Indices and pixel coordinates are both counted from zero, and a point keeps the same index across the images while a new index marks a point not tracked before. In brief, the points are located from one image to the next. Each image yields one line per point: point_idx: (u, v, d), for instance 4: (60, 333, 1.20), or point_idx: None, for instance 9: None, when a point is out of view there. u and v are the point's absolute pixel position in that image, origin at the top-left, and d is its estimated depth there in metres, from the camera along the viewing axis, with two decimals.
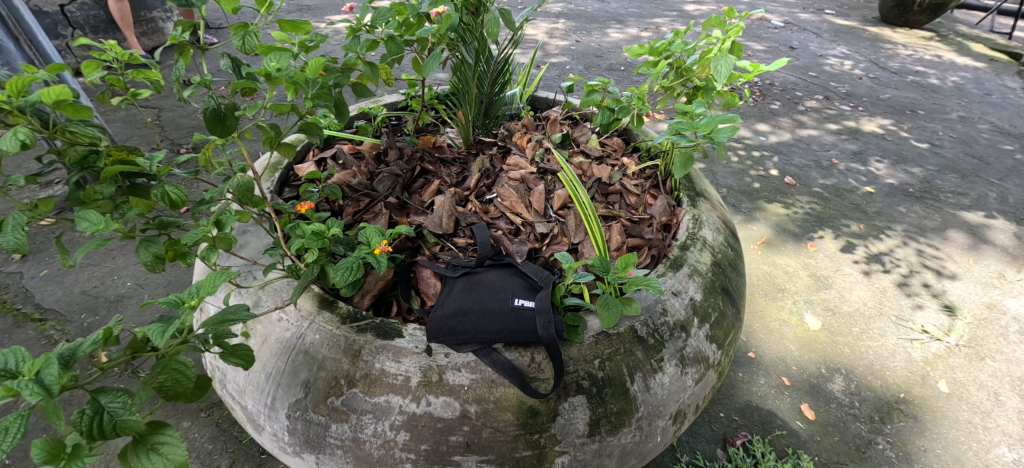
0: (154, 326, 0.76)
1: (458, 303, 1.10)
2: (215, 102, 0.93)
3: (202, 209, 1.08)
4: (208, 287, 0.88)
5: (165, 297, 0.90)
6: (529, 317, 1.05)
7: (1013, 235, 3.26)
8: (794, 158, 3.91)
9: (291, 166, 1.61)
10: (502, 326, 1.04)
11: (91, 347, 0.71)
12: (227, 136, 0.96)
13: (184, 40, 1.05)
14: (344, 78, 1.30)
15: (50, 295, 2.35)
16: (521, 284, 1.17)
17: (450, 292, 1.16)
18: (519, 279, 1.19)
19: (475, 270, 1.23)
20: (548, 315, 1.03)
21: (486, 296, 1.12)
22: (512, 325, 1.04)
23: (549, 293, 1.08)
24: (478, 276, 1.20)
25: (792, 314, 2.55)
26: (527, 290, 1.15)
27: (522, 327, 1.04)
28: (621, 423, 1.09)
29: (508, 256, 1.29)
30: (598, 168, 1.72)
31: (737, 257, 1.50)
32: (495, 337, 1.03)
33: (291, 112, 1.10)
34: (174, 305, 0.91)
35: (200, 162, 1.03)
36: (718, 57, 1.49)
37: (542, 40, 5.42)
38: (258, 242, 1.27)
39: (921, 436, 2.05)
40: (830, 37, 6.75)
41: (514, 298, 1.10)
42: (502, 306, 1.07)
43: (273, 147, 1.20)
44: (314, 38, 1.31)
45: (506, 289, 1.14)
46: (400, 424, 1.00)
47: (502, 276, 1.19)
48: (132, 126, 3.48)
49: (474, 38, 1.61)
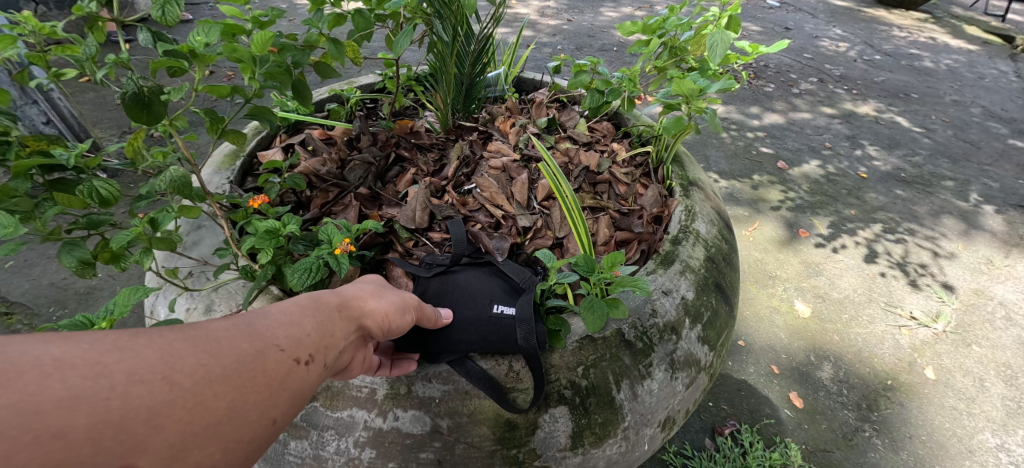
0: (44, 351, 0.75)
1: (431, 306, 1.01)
2: (136, 85, 0.79)
3: (138, 206, 0.97)
4: (122, 307, 0.80)
5: (67, 321, 0.78)
6: (508, 323, 0.96)
7: (1002, 221, 3.23)
8: (788, 141, 3.83)
9: (255, 152, 1.49)
10: (478, 334, 0.94)
11: None
12: (154, 124, 0.83)
13: (94, 13, 0.89)
14: (303, 56, 1.15)
15: (17, 287, 2.22)
16: (500, 287, 1.06)
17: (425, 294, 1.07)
18: (498, 281, 1.09)
19: (450, 266, 1.12)
20: (528, 320, 0.93)
21: (461, 299, 1.02)
22: (488, 332, 0.95)
23: (531, 299, 0.97)
24: (456, 273, 1.11)
25: (782, 301, 2.50)
26: (506, 294, 1.05)
27: (499, 337, 0.94)
28: (606, 435, 1.01)
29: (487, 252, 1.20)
30: (586, 156, 1.62)
31: (732, 252, 1.41)
32: (470, 344, 0.94)
33: (232, 95, 0.96)
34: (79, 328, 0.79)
35: (127, 152, 0.91)
36: (713, 33, 1.37)
37: (531, 18, 5.22)
38: (212, 239, 1.16)
39: (907, 423, 2.02)
40: (826, 18, 6.61)
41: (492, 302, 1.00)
42: (477, 311, 0.98)
43: (218, 135, 1.06)
44: (269, 13, 1.17)
45: (484, 290, 1.04)
46: (364, 440, 0.92)
47: (478, 278, 1.09)
48: (101, 108, 3.29)
49: (451, 13, 1.46)
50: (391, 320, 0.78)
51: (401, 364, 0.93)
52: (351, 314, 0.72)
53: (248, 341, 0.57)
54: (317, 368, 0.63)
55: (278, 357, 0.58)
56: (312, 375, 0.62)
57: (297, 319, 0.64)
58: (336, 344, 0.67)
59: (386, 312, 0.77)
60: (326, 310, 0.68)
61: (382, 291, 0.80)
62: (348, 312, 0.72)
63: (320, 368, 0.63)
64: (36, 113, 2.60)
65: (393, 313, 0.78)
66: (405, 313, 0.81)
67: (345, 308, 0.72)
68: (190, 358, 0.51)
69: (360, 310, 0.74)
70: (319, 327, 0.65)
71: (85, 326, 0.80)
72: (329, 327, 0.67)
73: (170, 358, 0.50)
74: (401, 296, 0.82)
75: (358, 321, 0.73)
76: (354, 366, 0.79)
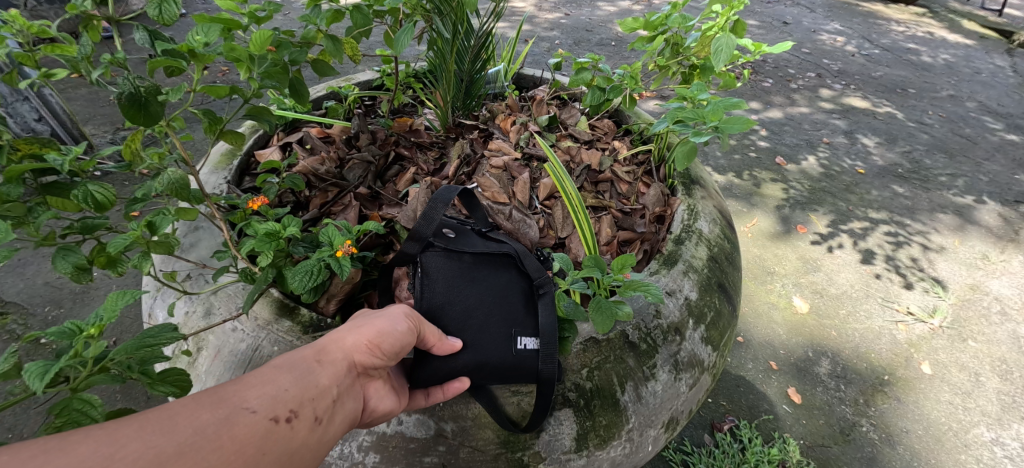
0: (36, 364, 0.62)
1: (442, 313, 0.93)
2: (132, 85, 0.77)
3: (133, 208, 0.95)
4: (111, 311, 0.74)
5: (56, 328, 0.73)
6: (529, 358, 0.91)
7: (998, 216, 3.24)
8: (785, 137, 3.82)
9: (252, 151, 1.48)
10: (495, 364, 0.90)
11: None
12: (151, 124, 0.81)
13: (88, 11, 0.87)
14: (301, 54, 1.13)
15: (10, 287, 2.19)
16: (521, 298, 0.97)
17: (434, 289, 0.95)
18: (520, 287, 0.98)
19: (465, 262, 0.99)
20: (553, 359, 0.88)
21: (479, 314, 0.94)
22: (506, 366, 0.91)
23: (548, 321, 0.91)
24: (474, 267, 0.99)
25: (780, 297, 2.50)
26: (527, 309, 0.96)
27: (518, 370, 0.91)
28: (610, 437, 1.00)
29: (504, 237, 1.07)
30: (587, 154, 1.61)
31: (734, 251, 1.40)
32: (489, 377, 0.91)
33: (231, 96, 0.93)
34: (70, 335, 0.74)
35: (124, 154, 0.89)
36: (718, 36, 1.35)
37: (530, 13, 5.19)
38: (210, 241, 1.14)
39: (903, 418, 2.03)
40: (824, 12, 6.58)
41: (506, 324, 0.93)
42: (497, 340, 0.92)
43: (216, 136, 1.04)
44: (265, 8, 1.14)
45: (506, 304, 0.96)
46: (368, 444, 0.91)
47: (496, 283, 0.98)
48: (95, 104, 3.26)
49: (450, 10, 1.45)
50: (384, 351, 0.76)
51: (451, 384, 0.89)
52: (331, 359, 0.72)
53: (213, 410, 0.58)
54: (302, 422, 0.63)
55: (251, 420, 0.59)
56: (297, 431, 0.62)
57: (270, 378, 0.64)
58: (321, 394, 0.68)
59: (371, 344, 0.75)
60: (302, 363, 0.69)
61: (367, 320, 0.78)
62: (328, 357, 0.72)
63: (307, 422, 0.64)
64: (29, 109, 2.57)
65: (385, 341, 0.76)
66: (399, 325, 0.78)
67: (323, 353, 0.72)
68: (135, 442, 0.51)
69: (341, 351, 0.73)
70: (296, 382, 0.66)
71: (75, 333, 0.75)
72: (310, 379, 0.67)
73: (113, 449, 0.50)
74: (392, 315, 0.79)
75: (342, 362, 0.72)
76: (372, 402, 0.79)
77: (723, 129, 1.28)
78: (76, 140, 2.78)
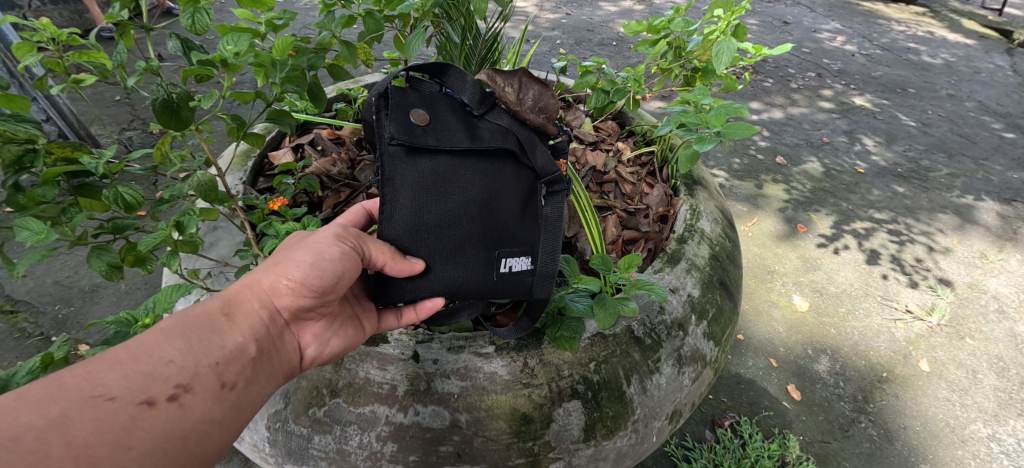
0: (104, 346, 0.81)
1: (413, 234, 0.87)
2: (166, 91, 0.81)
3: (158, 209, 1.00)
4: (166, 302, 0.85)
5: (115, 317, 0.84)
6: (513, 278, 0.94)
7: (996, 216, 3.28)
8: (786, 137, 3.86)
9: (265, 153, 1.52)
10: (474, 288, 0.92)
11: (28, 377, 0.71)
12: (181, 129, 0.86)
13: (123, 20, 0.91)
14: (319, 60, 1.16)
15: (22, 286, 2.23)
16: (509, 212, 0.94)
17: (400, 203, 0.87)
18: (508, 197, 0.94)
19: (445, 159, 0.90)
20: (548, 284, 0.96)
21: (460, 229, 0.89)
22: (485, 292, 0.93)
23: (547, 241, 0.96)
24: (449, 172, 0.89)
25: (780, 296, 2.54)
26: (517, 218, 0.95)
27: (495, 291, 0.94)
28: (616, 428, 1.05)
29: (504, 118, 0.98)
30: (593, 155, 1.66)
31: (735, 249, 1.45)
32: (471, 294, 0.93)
33: (256, 101, 0.97)
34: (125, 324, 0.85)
35: (155, 157, 0.93)
36: (720, 40, 1.39)
37: (532, 13, 5.21)
38: (229, 240, 1.19)
39: (902, 414, 2.07)
40: (824, 12, 6.61)
41: (485, 243, 0.91)
42: (478, 264, 0.91)
43: (239, 138, 1.09)
44: (282, 16, 1.18)
45: (487, 215, 0.91)
46: (387, 434, 0.96)
47: (481, 185, 0.91)
48: (101, 105, 3.29)
49: (460, 15, 1.48)
50: (309, 290, 0.80)
51: (424, 305, 0.92)
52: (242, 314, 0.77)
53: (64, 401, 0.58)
54: (189, 396, 0.66)
55: (112, 408, 0.59)
56: (186, 406, 0.65)
57: (157, 347, 0.67)
58: (229, 355, 0.73)
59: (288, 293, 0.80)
60: (204, 322, 0.73)
61: (285, 263, 0.81)
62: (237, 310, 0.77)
63: (200, 394, 0.67)
64: (37, 111, 2.60)
65: (309, 280, 0.79)
66: (316, 269, 0.80)
67: (231, 307, 0.77)
68: None
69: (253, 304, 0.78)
70: (186, 350, 0.69)
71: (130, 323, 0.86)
72: (204, 345, 0.71)
73: None
74: (314, 249, 0.81)
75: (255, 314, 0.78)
76: (313, 344, 0.87)
77: (726, 133, 1.30)
78: (98, 147, 2.95)
